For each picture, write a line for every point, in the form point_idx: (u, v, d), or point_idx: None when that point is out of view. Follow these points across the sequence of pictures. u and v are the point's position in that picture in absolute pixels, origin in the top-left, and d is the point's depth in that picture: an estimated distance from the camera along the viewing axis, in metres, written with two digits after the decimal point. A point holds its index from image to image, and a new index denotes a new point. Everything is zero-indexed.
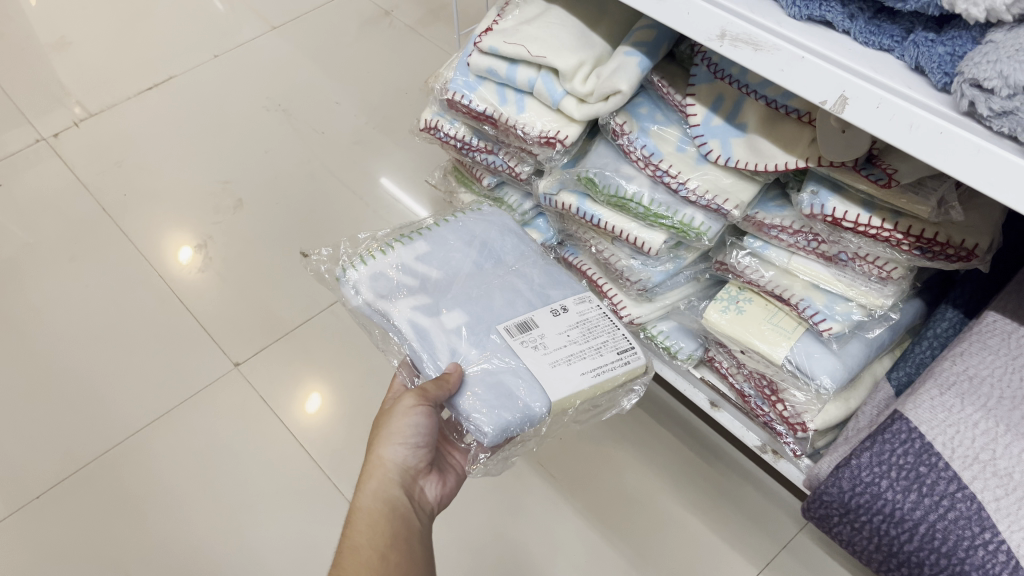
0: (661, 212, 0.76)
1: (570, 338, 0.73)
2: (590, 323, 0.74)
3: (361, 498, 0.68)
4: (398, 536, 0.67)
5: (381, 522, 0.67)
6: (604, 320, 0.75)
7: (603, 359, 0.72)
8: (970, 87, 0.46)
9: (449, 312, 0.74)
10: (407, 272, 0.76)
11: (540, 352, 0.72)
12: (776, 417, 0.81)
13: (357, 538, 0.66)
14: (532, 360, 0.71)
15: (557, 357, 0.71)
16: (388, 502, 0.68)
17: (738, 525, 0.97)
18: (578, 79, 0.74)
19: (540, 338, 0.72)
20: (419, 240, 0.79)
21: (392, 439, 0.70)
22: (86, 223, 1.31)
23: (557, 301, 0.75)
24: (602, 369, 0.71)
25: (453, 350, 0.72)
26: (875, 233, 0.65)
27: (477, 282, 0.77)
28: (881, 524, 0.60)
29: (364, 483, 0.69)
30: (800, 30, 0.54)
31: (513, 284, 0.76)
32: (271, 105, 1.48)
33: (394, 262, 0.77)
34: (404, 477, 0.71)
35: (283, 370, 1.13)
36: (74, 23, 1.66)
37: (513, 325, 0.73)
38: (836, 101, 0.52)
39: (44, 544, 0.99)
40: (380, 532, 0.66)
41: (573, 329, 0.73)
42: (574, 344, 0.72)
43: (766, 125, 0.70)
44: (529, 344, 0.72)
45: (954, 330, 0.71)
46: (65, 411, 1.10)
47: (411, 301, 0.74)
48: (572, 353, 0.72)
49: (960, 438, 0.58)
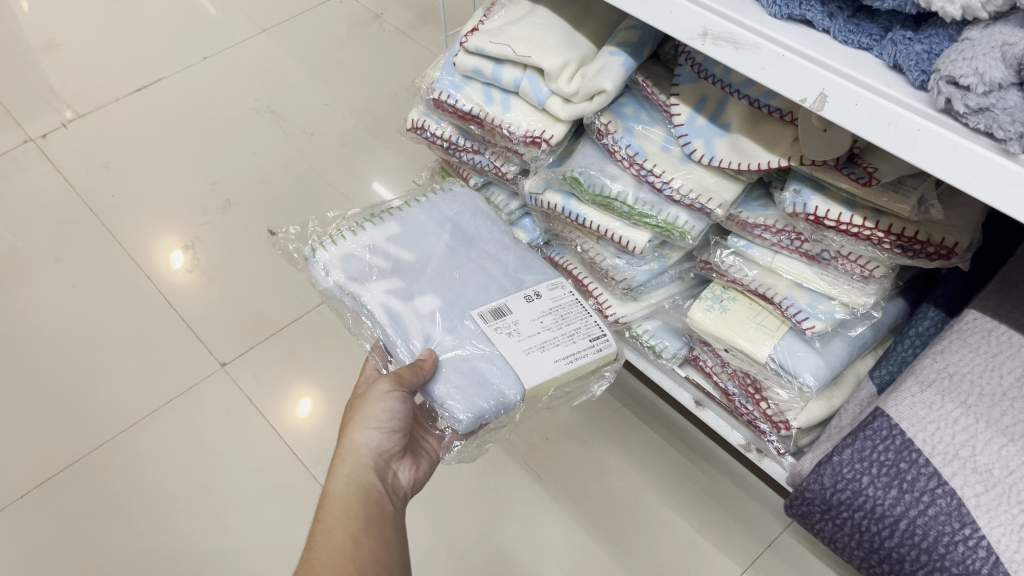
0: (646, 211, 0.77)
1: (543, 326, 0.73)
2: (563, 310, 0.75)
3: (333, 483, 0.69)
4: (371, 521, 0.67)
5: (354, 507, 0.67)
6: (577, 306, 0.76)
7: (576, 347, 0.73)
8: (946, 84, 0.46)
9: (422, 297, 0.75)
10: (379, 254, 0.77)
11: (514, 339, 0.72)
12: (760, 416, 0.82)
13: (329, 523, 0.66)
14: (507, 347, 0.72)
15: (530, 344, 0.72)
16: (360, 487, 0.69)
17: (723, 525, 0.97)
18: (563, 79, 0.74)
19: (514, 324, 0.73)
20: (390, 221, 0.79)
21: (366, 424, 0.70)
22: (73, 224, 1.31)
23: (531, 286, 0.76)
24: (576, 356, 0.72)
25: (427, 335, 0.72)
26: (857, 231, 0.66)
27: (450, 265, 0.77)
28: (862, 520, 0.60)
29: (337, 468, 0.69)
30: (781, 29, 0.55)
31: (486, 268, 0.77)
32: (259, 107, 1.48)
33: (367, 244, 0.77)
34: (377, 462, 0.71)
35: (270, 371, 1.13)
36: (63, 25, 1.66)
37: (487, 311, 0.73)
38: (816, 99, 0.52)
39: (26, 546, 0.98)
40: (354, 516, 0.67)
41: (546, 315, 0.74)
42: (548, 330, 0.73)
43: (749, 124, 0.71)
44: (503, 330, 0.72)
45: (936, 329, 0.71)
46: (50, 412, 1.10)
47: (384, 284, 0.75)
48: (546, 340, 0.72)
49: (940, 434, 0.58)
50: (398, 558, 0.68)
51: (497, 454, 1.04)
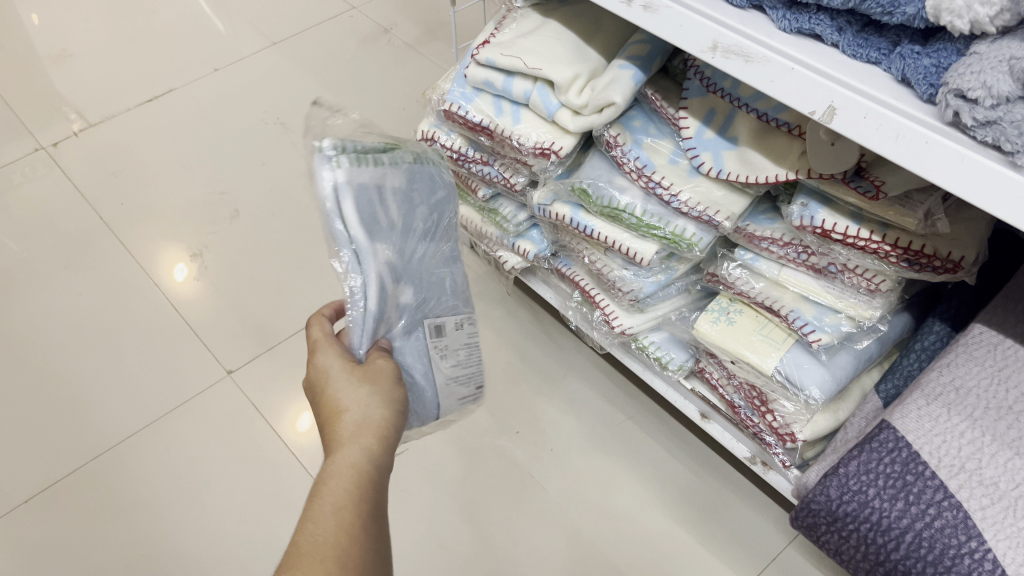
0: (654, 223, 0.78)
1: (462, 358, 0.77)
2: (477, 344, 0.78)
3: (349, 458, 0.57)
4: (381, 513, 0.57)
5: (371, 490, 0.57)
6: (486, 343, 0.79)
7: (472, 388, 0.78)
8: (954, 97, 0.47)
9: (404, 285, 0.71)
10: (388, 206, 0.69)
11: (444, 363, 0.75)
12: (766, 428, 0.82)
13: (343, 501, 0.55)
14: (438, 371, 0.74)
15: (450, 376, 0.75)
16: (378, 470, 0.58)
17: (726, 539, 0.97)
18: (573, 91, 0.75)
19: (445, 350, 0.75)
20: (396, 166, 0.72)
21: (391, 403, 0.62)
22: (82, 232, 1.31)
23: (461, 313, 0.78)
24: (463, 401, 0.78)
25: (388, 329, 0.71)
26: (863, 244, 0.66)
27: (428, 258, 0.75)
28: (867, 532, 0.60)
29: (355, 443, 0.58)
30: (791, 43, 0.55)
31: (442, 274, 0.77)
32: (269, 118, 1.49)
33: (371, 190, 0.68)
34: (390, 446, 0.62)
35: (274, 380, 1.14)
36: (76, 36, 1.67)
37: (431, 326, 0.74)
38: (824, 112, 0.53)
39: (29, 550, 0.98)
40: (369, 500, 0.56)
41: (463, 348, 0.77)
42: (464, 365, 0.77)
43: (756, 138, 0.71)
44: (438, 352, 0.74)
45: (942, 344, 0.72)
46: (55, 418, 1.10)
47: (387, 248, 0.68)
48: (462, 374, 0.76)
49: (946, 447, 0.59)
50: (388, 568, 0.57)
51: (500, 467, 1.04)
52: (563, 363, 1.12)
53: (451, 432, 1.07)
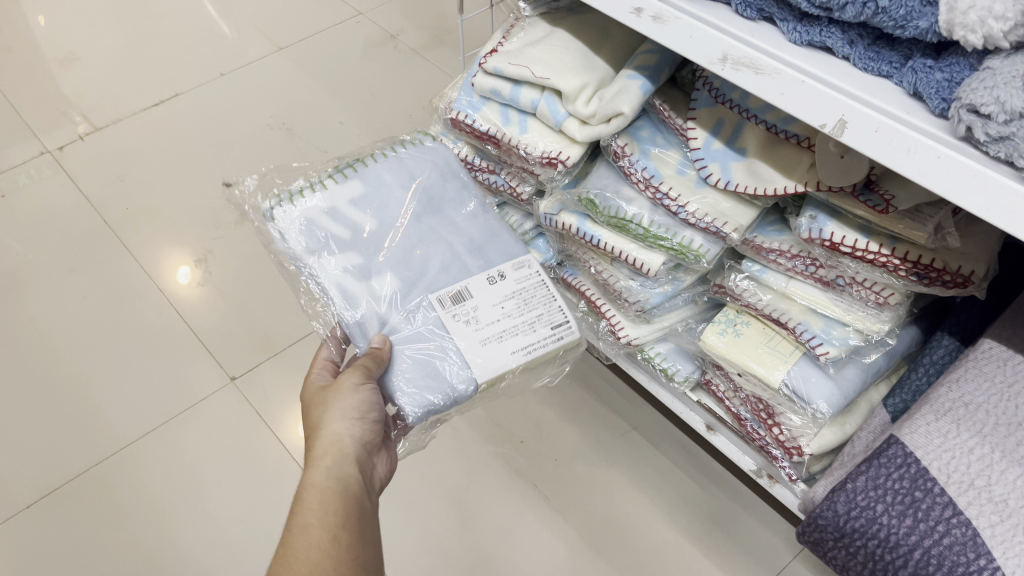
0: (660, 234, 0.77)
1: (504, 312, 0.74)
2: (526, 293, 0.75)
3: (312, 474, 0.61)
4: (351, 518, 0.60)
5: (334, 500, 0.60)
6: (540, 290, 0.76)
7: (535, 336, 0.74)
8: (967, 112, 0.47)
9: (381, 276, 0.74)
10: (342, 218, 0.76)
11: (472, 327, 0.73)
12: (772, 441, 0.82)
13: (306, 515, 0.59)
14: (464, 337, 0.72)
15: (488, 335, 0.73)
16: (341, 480, 0.62)
17: (731, 551, 0.96)
18: (581, 101, 0.74)
19: (473, 312, 0.73)
20: (354, 178, 0.78)
21: (347, 414, 0.66)
22: (88, 236, 1.31)
23: (495, 267, 0.76)
24: (532, 347, 0.73)
25: (382, 320, 0.73)
26: (872, 258, 0.66)
27: (416, 233, 0.76)
28: (875, 549, 0.60)
29: (317, 459, 0.63)
30: (802, 56, 0.55)
31: (440, 237, 0.77)
32: (275, 124, 1.49)
33: (311, 217, 0.75)
34: (360, 455, 0.65)
35: (278, 386, 1.13)
36: (83, 39, 1.68)
37: (445, 296, 0.73)
38: (835, 125, 0.52)
39: (30, 555, 0.98)
40: (331, 510, 0.59)
41: (507, 301, 0.75)
42: (508, 318, 0.74)
43: (765, 149, 0.71)
44: (461, 318, 0.73)
45: (950, 358, 0.71)
46: (58, 422, 1.09)
47: (344, 258, 0.74)
48: (505, 329, 0.73)
49: (956, 464, 0.58)
50: (375, 565, 0.60)
51: (504, 476, 1.04)
52: (568, 373, 1.12)
53: (455, 440, 1.07)
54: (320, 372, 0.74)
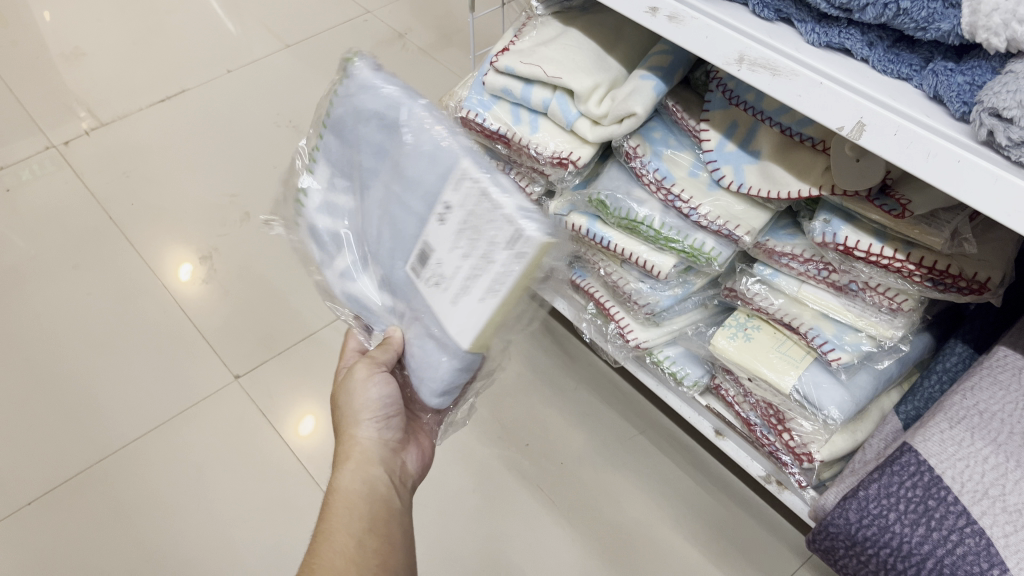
0: (672, 236, 0.76)
1: (462, 255, 0.59)
2: (471, 219, 0.59)
3: (339, 479, 0.65)
4: (379, 518, 0.63)
5: (359, 503, 0.63)
6: (481, 204, 0.58)
7: (495, 268, 0.58)
8: (988, 115, 0.46)
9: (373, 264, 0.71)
10: (328, 214, 0.73)
11: (441, 288, 0.61)
12: (782, 447, 0.81)
13: (333, 521, 0.62)
14: (436, 301, 0.61)
15: (456, 289, 0.60)
16: (367, 483, 0.65)
17: (738, 558, 0.95)
18: (593, 101, 0.74)
19: (438, 269, 0.61)
20: (322, 159, 0.73)
21: (365, 415, 0.68)
22: (92, 232, 1.31)
23: (441, 199, 0.61)
24: (497, 285, 0.58)
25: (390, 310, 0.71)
26: (887, 263, 0.65)
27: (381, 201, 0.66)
28: (887, 557, 0.58)
29: (343, 465, 0.66)
30: (820, 58, 0.54)
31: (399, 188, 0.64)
32: (282, 121, 1.48)
33: (310, 225, 0.74)
34: (385, 455, 0.68)
35: (281, 385, 1.13)
36: (89, 34, 1.67)
37: (416, 262, 0.63)
38: (853, 128, 0.51)
39: (32, 553, 0.97)
40: (358, 514, 0.62)
41: (459, 238, 0.60)
42: (467, 261, 0.59)
43: (779, 152, 0.70)
44: (431, 281, 0.62)
45: (964, 365, 0.70)
46: (61, 419, 1.09)
47: (347, 255, 0.73)
48: (464, 279, 0.59)
49: (969, 472, 0.57)
50: (406, 561, 0.63)
51: (508, 479, 1.03)
52: (575, 375, 1.11)
53: (460, 442, 1.06)
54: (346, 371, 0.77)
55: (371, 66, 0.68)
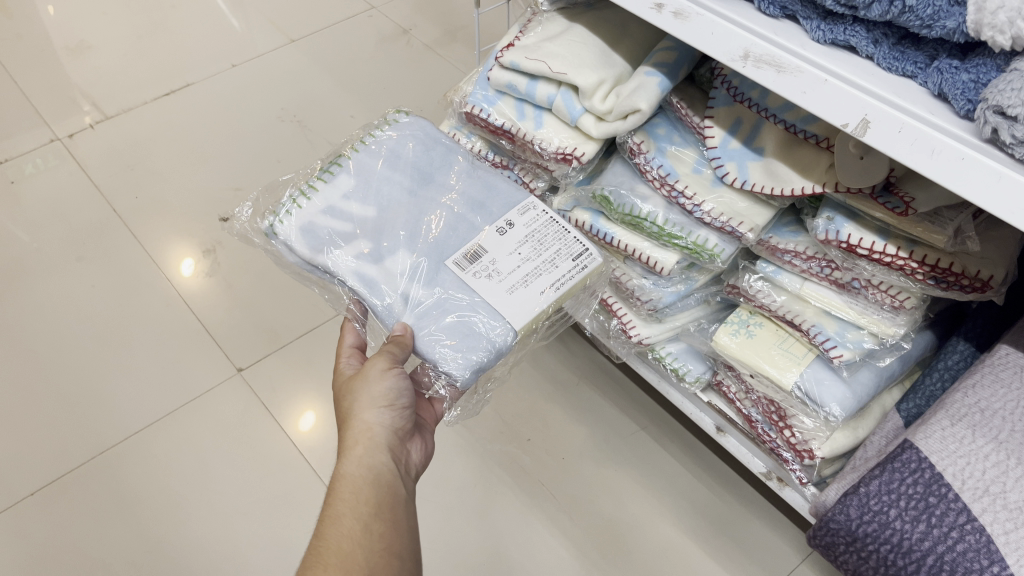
0: (675, 232, 0.76)
1: (522, 258, 0.72)
2: (538, 236, 0.73)
3: (345, 465, 0.64)
4: (384, 506, 0.63)
5: (366, 491, 0.63)
6: (552, 227, 0.74)
7: (559, 271, 0.71)
8: (993, 113, 0.46)
9: (395, 254, 0.73)
10: (337, 215, 0.74)
11: (494, 281, 0.71)
12: (783, 443, 0.81)
13: (339, 507, 0.61)
14: (489, 290, 0.70)
15: (513, 283, 0.71)
16: (372, 469, 0.64)
17: (737, 554, 0.95)
18: (597, 97, 0.74)
19: (492, 265, 0.71)
20: (341, 173, 0.77)
21: (375, 403, 0.66)
22: (96, 225, 1.31)
23: (502, 218, 0.74)
24: (561, 282, 0.71)
25: (406, 295, 0.71)
26: (890, 261, 0.65)
27: (425, 216, 0.74)
28: (888, 553, 0.59)
29: (349, 450, 0.64)
30: (825, 55, 0.54)
31: (448, 210, 0.75)
32: (286, 116, 1.49)
33: (312, 221, 0.74)
34: (390, 441, 0.67)
35: (284, 378, 1.13)
36: (94, 28, 1.67)
37: (461, 258, 0.72)
38: (858, 124, 0.51)
39: (34, 544, 0.98)
40: (365, 501, 0.62)
41: (522, 246, 0.72)
42: (527, 262, 0.72)
43: (784, 150, 0.70)
44: (482, 274, 0.71)
45: (965, 364, 0.71)
46: (64, 410, 1.09)
47: (360, 245, 0.73)
48: (528, 273, 0.71)
49: (970, 470, 0.57)
50: (410, 546, 0.63)
51: (509, 473, 1.03)
52: (577, 371, 1.11)
53: (461, 436, 1.06)
54: (348, 360, 0.76)
55: (417, 121, 0.81)
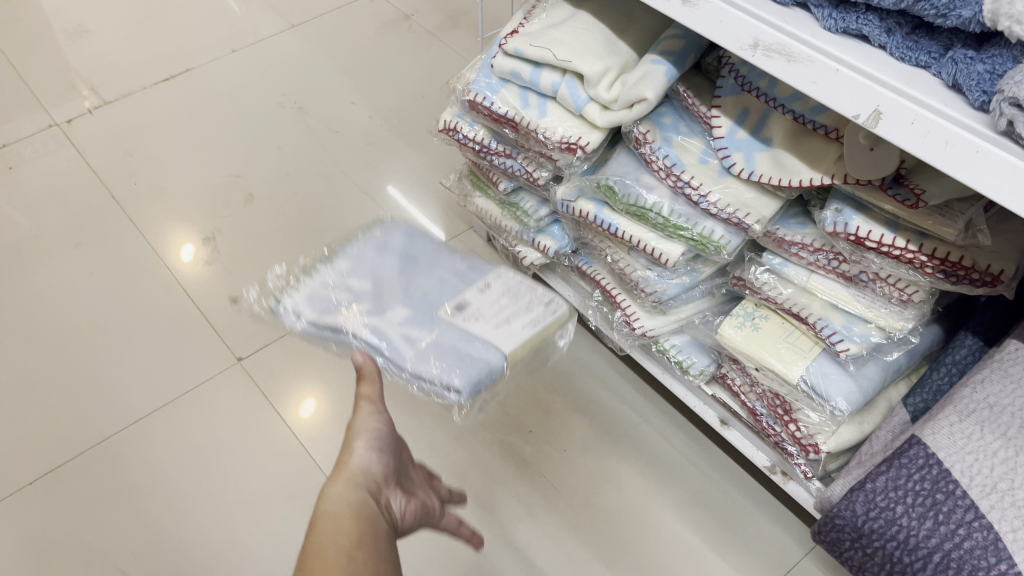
0: (680, 223, 0.75)
1: (502, 299, 0.73)
2: (513, 287, 0.74)
3: (324, 502, 0.60)
4: (370, 538, 0.58)
5: (350, 521, 0.58)
6: (524, 279, 0.75)
7: (535, 312, 0.72)
8: (1009, 105, 0.44)
9: (397, 309, 0.71)
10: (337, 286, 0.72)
11: (482, 320, 0.71)
12: (788, 437, 0.80)
13: (321, 537, 0.56)
14: (478, 327, 0.70)
15: (496, 320, 0.71)
16: (354, 504, 0.60)
17: (740, 547, 0.95)
18: (603, 85, 0.73)
19: (478, 305, 0.72)
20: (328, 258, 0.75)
21: (354, 442, 0.65)
22: (95, 211, 1.30)
23: (482, 272, 0.75)
24: (539, 319, 0.72)
25: (412, 342, 0.69)
26: (899, 254, 0.64)
27: (417, 278, 0.74)
28: (894, 550, 0.58)
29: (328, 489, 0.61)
30: (836, 43, 0.53)
31: (439, 272, 0.75)
32: (286, 102, 1.47)
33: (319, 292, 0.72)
34: (372, 487, 0.63)
35: (286, 368, 1.12)
36: (93, 12, 1.66)
37: (450, 304, 0.72)
38: (869, 116, 0.50)
39: (32, 533, 0.97)
40: (347, 531, 0.57)
41: (501, 295, 0.73)
42: (508, 306, 0.72)
43: (792, 140, 0.69)
44: (471, 317, 0.71)
45: (973, 358, 0.70)
46: (62, 397, 1.08)
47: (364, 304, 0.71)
48: (510, 312, 0.72)
49: (978, 467, 0.56)
50: None
51: (510, 464, 1.02)
52: (579, 362, 1.11)
53: (461, 425, 1.05)
54: None
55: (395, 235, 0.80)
